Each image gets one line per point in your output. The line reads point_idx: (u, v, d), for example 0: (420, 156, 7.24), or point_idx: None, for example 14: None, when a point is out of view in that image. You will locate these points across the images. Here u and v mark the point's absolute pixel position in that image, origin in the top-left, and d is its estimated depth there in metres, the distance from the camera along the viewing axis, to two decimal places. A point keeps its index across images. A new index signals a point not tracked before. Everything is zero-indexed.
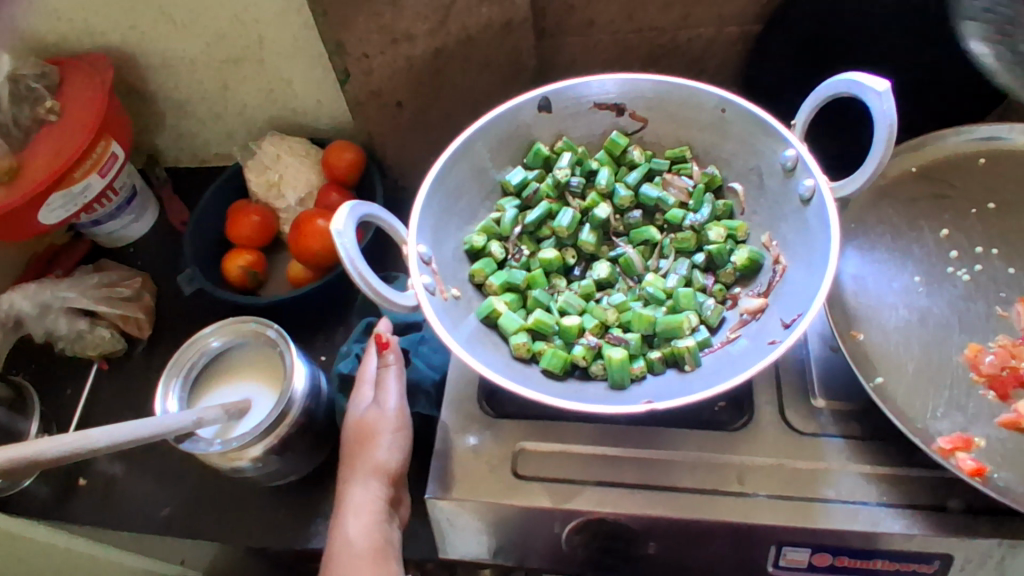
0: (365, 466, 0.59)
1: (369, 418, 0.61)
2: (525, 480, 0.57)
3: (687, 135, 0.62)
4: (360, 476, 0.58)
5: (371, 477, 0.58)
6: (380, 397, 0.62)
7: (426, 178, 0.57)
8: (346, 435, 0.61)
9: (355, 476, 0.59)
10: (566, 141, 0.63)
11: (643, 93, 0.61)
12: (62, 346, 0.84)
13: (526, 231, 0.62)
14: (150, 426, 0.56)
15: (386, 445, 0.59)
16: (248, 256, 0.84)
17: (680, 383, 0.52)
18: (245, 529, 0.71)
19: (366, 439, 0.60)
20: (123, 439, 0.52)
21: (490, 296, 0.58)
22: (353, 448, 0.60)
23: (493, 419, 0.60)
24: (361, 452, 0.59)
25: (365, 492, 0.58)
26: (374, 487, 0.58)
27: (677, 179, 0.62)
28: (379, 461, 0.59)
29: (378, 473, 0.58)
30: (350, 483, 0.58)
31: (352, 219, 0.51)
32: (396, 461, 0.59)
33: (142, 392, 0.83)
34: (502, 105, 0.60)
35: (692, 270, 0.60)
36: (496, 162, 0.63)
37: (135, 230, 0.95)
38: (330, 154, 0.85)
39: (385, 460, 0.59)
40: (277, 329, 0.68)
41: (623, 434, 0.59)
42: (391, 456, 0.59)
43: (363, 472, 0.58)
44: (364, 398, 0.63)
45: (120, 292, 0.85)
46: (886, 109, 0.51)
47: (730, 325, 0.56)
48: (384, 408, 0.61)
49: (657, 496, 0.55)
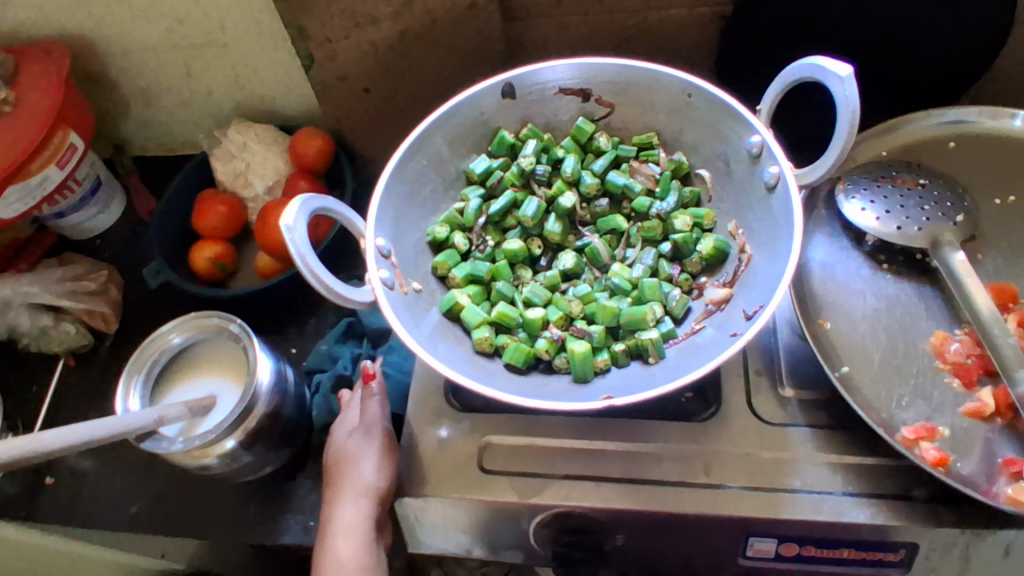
0: (354, 487, 0.57)
1: (354, 440, 0.60)
2: (491, 475, 0.56)
3: (653, 121, 0.61)
4: (350, 497, 0.57)
5: (356, 495, 0.57)
6: (365, 420, 0.62)
7: (385, 169, 0.55)
8: (337, 454, 0.61)
9: (345, 496, 0.58)
10: (531, 128, 0.62)
11: (608, 78, 0.60)
12: (26, 342, 0.83)
13: (491, 220, 0.61)
14: (108, 427, 0.54)
15: (374, 464, 0.58)
16: (216, 248, 0.83)
17: (644, 377, 0.51)
18: (215, 525, 0.71)
19: (353, 459, 0.59)
20: (78, 440, 0.50)
21: (452, 289, 0.57)
22: (339, 468, 0.60)
23: (459, 413, 0.59)
24: (346, 471, 0.59)
25: (351, 510, 0.57)
26: (364, 506, 0.57)
27: (644, 166, 0.61)
28: (364, 480, 0.57)
29: (366, 493, 0.57)
30: (339, 503, 0.58)
31: (303, 213, 0.50)
32: (385, 480, 0.57)
33: (110, 387, 0.82)
34: (464, 91, 0.59)
35: (658, 260, 0.59)
36: (460, 151, 0.61)
37: (102, 222, 0.93)
38: (298, 142, 0.84)
39: (370, 478, 0.57)
40: (240, 323, 0.66)
41: (590, 427, 0.58)
42: (374, 475, 0.57)
43: (351, 491, 0.57)
44: (348, 421, 0.63)
45: (84, 286, 0.84)
46: (847, 94, 0.51)
47: (695, 316, 0.55)
48: (371, 432, 0.60)
49: (623, 489, 0.55)
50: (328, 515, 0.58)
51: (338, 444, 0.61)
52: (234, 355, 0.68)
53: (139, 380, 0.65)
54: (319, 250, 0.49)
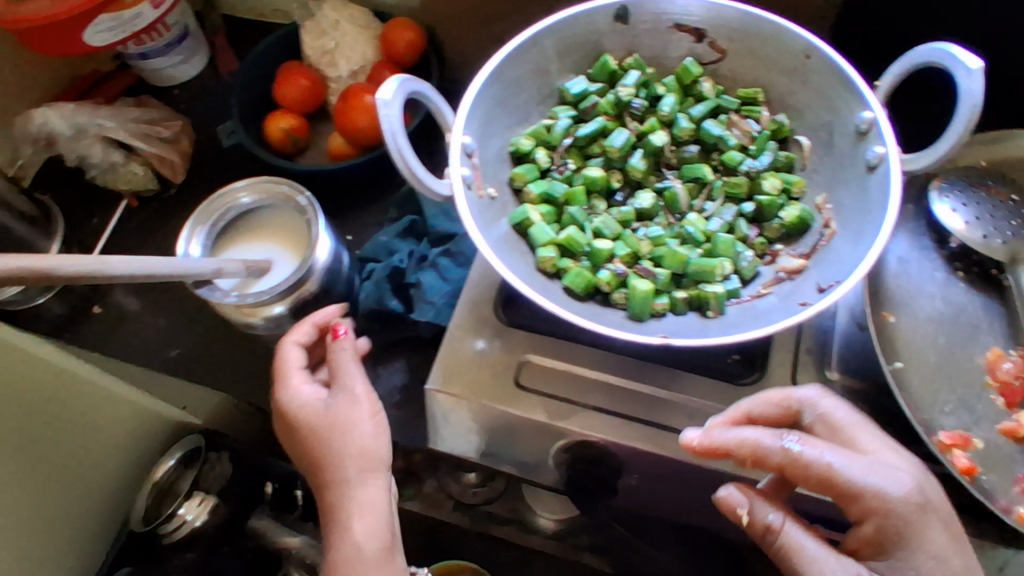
0: (354, 461, 0.54)
1: (332, 411, 0.56)
2: (524, 391, 0.58)
3: (765, 77, 0.59)
4: (354, 473, 0.54)
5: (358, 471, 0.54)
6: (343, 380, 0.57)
7: (483, 68, 0.54)
8: (311, 427, 0.56)
9: (347, 475, 0.54)
10: (636, 59, 0.60)
11: (726, 22, 0.57)
12: (94, 174, 0.84)
13: (576, 144, 0.59)
14: (170, 266, 0.56)
15: (369, 429, 0.55)
16: (291, 120, 0.83)
17: (700, 328, 0.50)
18: (248, 384, 0.74)
19: (340, 430, 0.55)
20: (139, 272, 0.52)
21: (526, 204, 0.56)
22: (320, 443, 0.55)
23: (505, 327, 0.60)
24: (330, 448, 0.55)
25: (358, 490, 0.54)
26: (373, 480, 0.54)
27: (743, 121, 0.59)
28: (363, 447, 0.54)
29: (371, 463, 0.54)
30: (346, 483, 0.54)
31: (399, 94, 0.49)
32: (384, 446, 0.55)
33: (167, 235, 0.84)
34: (578, 5, 0.57)
35: (738, 218, 0.57)
36: (561, 67, 0.60)
37: (181, 72, 0.93)
38: (391, 30, 0.82)
39: (371, 448, 0.55)
40: (308, 196, 0.67)
41: (630, 366, 0.58)
42: (375, 442, 0.55)
43: (353, 466, 0.54)
44: (308, 389, 0.58)
45: (158, 132, 0.85)
46: (973, 88, 0.48)
47: (764, 281, 0.54)
48: (355, 395, 0.56)
49: (651, 432, 0.55)
50: (332, 498, 0.55)
51: (308, 417, 0.56)
52: (298, 226, 0.69)
53: (203, 229, 0.67)
54: (407, 132, 0.48)
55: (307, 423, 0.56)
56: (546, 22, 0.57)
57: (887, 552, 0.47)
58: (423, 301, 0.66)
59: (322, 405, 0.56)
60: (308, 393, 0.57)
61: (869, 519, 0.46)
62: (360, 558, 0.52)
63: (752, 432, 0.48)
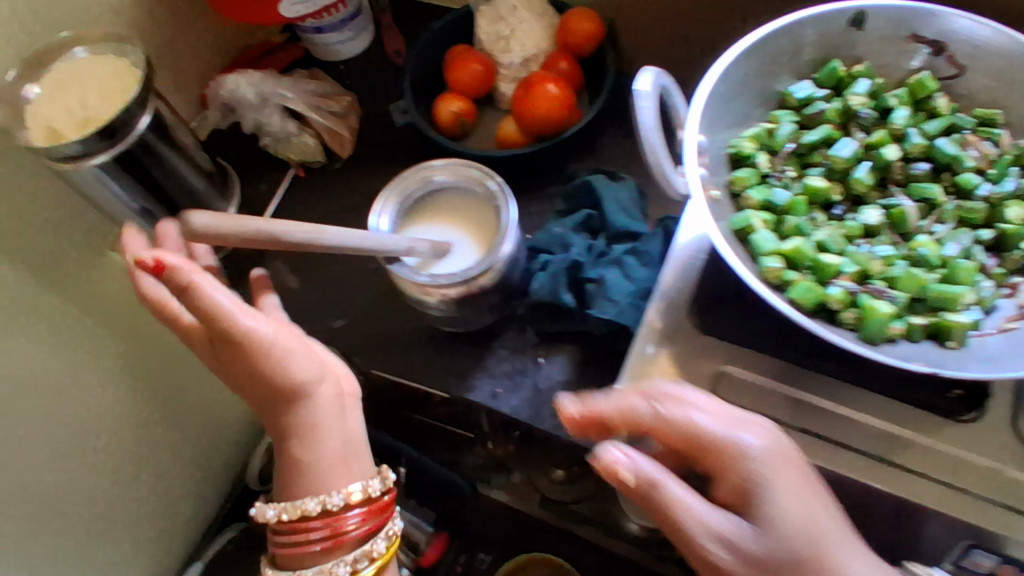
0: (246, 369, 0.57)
1: (218, 346, 0.57)
2: (721, 403, 0.56)
3: (1009, 98, 0.55)
4: (292, 400, 0.59)
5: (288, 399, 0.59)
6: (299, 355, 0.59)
7: (715, 67, 0.53)
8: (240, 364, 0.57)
9: (281, 400, 0.59)
10: (866, 68, 0.57)
11: (975, 39, 0.54)
12: (267, 142, 0.86)
13: (797, 151, 0.56)
14: (375, 240, 0.58)
15: (293, 364, 0.57)
16: (461, 103, 0.83)
17: (942, 358, 0.48)
18: (410, 362, 0.74)
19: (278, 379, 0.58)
20: (349, 245, 0.55)
21: (747, 209, 0.53)
22: (271, 389, 0.58)
23: (701, 334, 0.58)
24: (274, 394, 0.58)
25: (310, 424, 0.59)
26: (307, 399, 0.59)
27: (981, 142, 0.55)
28: (295, 376, 0.58)
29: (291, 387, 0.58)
30: (293, 406, 0.59)
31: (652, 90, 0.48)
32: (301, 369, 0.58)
33: (331, 208, 0.86)
34: (817, 8, 0.54)
35: (974, 245, 0.53)
36: (784, 70, 0.57)
37: (347, 49, 0.94)
38: (571, 19, 0.80)
39: (298, 376, 0.58)
40: (499, 181, 0.66)
41: (832, 387, 0.56)
42: (303, 369, 0.58)
43: (262, 384, 0.58)
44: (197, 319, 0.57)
45: (329, 106, 0.87)
46: None
47: (1006, 315, 0.50)
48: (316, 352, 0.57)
49: (856, 459, 0.54)
50: (304, 432, 0.59)
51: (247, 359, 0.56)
52: (482, 209, 0.68)
53: (395, 201, 0.68)
54: (654, 124, 0.47)
55: (247, 358, 0.56)
56: (781, 23, 0.55)
57: (750, 505, 0.45)
58: (605, 299, 0.65)
59: (260, 362, 0.57)
60: (150, 286, 0.59)
61: (726, 485, 0.47)
62: (317, 470, 0.59)
63: (602, 398, 0.49)
